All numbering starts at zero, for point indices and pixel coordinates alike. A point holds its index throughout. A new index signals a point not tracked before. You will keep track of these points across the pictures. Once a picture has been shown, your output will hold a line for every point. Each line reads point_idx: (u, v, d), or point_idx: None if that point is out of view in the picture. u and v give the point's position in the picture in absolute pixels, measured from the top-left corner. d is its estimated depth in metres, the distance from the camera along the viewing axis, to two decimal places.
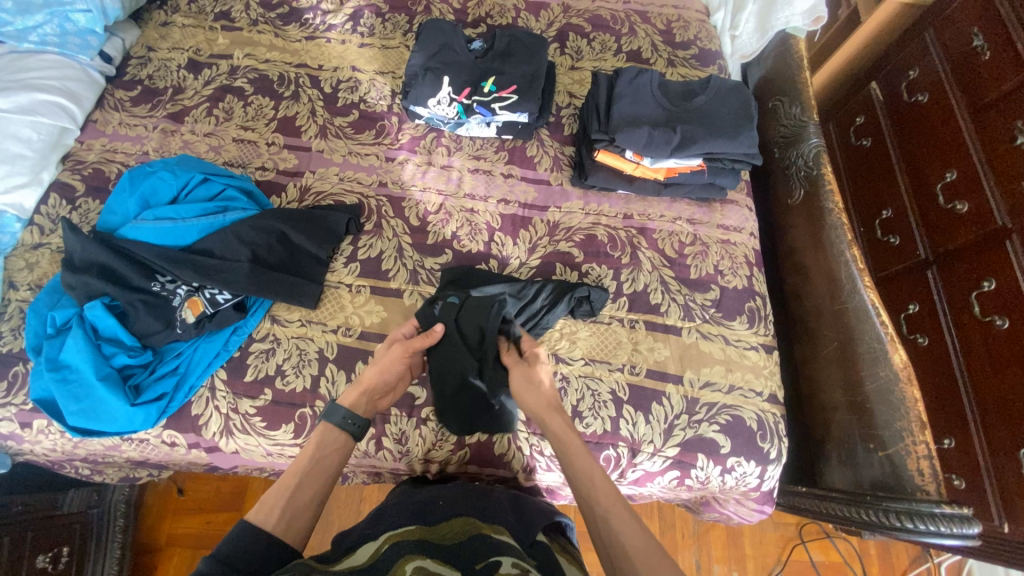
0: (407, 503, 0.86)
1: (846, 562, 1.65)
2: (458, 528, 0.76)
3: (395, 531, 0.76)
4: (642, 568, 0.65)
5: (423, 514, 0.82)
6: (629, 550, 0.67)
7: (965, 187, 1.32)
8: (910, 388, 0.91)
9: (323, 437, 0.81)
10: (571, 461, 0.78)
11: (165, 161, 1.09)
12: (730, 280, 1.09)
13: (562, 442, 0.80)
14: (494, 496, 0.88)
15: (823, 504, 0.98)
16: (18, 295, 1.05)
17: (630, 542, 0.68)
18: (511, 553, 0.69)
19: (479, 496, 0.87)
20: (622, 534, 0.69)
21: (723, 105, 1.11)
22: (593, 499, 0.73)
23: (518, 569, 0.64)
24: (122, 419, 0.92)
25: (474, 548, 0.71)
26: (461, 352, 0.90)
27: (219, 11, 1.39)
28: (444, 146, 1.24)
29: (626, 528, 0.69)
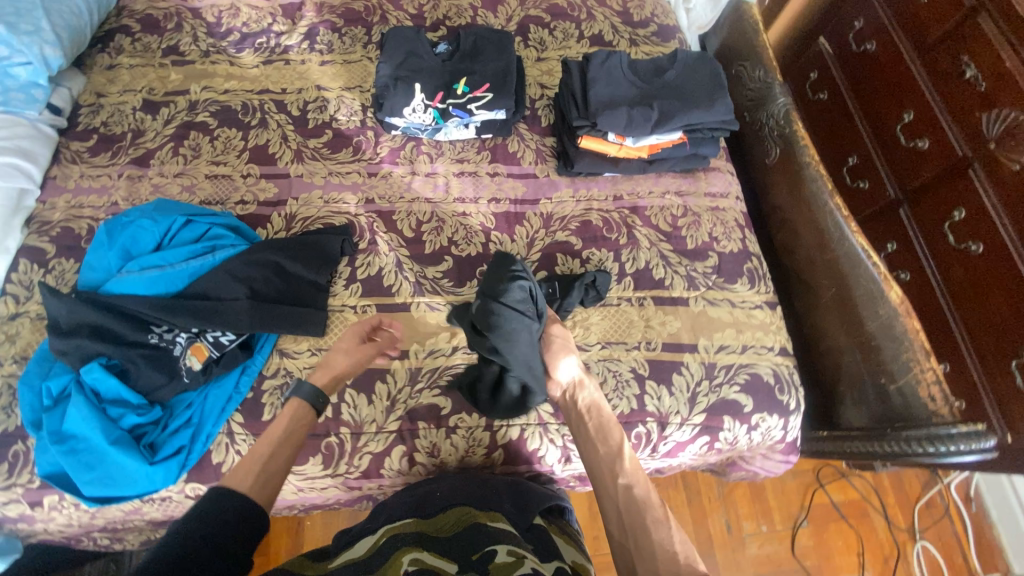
0: (408, 497, 0.87)
1: (864, 498, 1.73)
2: (455, 519, 0.78)
3: (393, 525, 0.78)
4: (657, 537, 0.72)
5: (419, 506, 0.83)
6: (650, 523, 0.74)
7: (924, 125, 1.37)
8: (910, 320, 0.96)
9: (296, 411, 0.86)
10: (605, 434, 0.84)
11: (141, 209, 1.05)
12: (726, 245, 1.12)
13: (599, 415, 0.86)
14: (493, 483, 0.89)
15: (845, 444, 1.03)
16: (3, 370, 0.99)
17: (649, 510, 0.75)
18: (507, 542, 0.73)
19: (480, 485, 0.87)
20: (644, 508, 0.75)
21: (694, 77, 1.13)
22: (620, 471, 0.79)
23: (513, 556, 0.68)
24: (143, 480, 0.89)
25: (474, 537, 0.74)
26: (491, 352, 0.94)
27: (166, 46, 1.33)
28: (425, 153, 1.23)
29: (649, 501, 0.76)
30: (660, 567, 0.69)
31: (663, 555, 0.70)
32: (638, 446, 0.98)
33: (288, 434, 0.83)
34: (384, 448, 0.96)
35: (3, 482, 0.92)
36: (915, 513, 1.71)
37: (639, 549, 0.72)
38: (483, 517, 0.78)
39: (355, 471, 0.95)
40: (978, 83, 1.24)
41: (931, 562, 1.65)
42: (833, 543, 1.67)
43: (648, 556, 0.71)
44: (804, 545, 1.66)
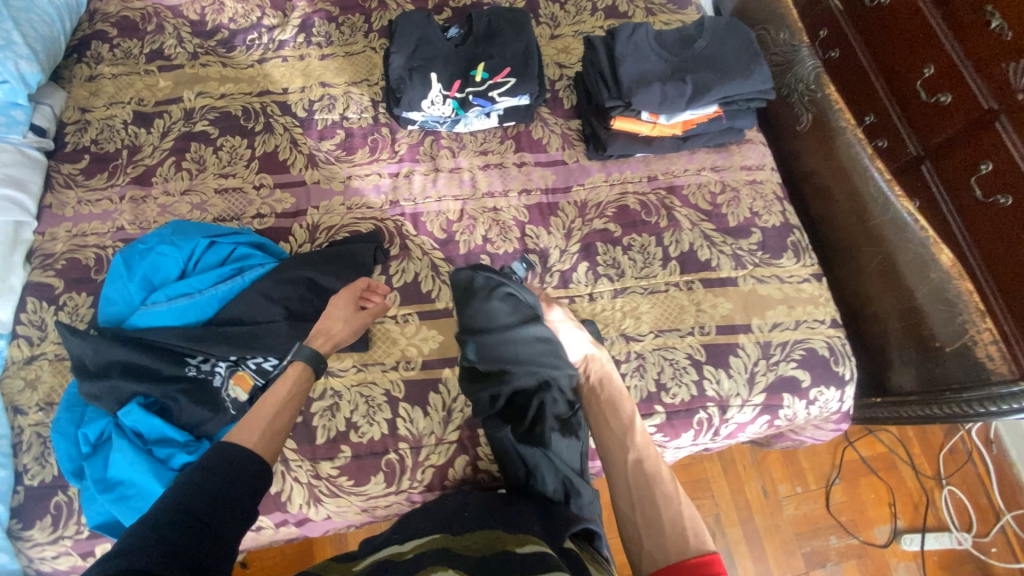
0: (450, 505, 0.84)
1: (892, 450, 1.74)
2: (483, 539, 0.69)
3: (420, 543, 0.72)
4: (666, 513, 0.69)
5: (447, 524, 0.77)
6: (660, 498, 0.71)
7: (944, 78, 1.29)
8: (964, 282, 0.95)
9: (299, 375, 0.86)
10: (615, 406, 0.83)
11: (159, 234, 0.98)
12: (767, 219, 1.10)
13: (608, 387, 0.85)
14: (519, 509, 0.77)
15: (901, 410, 1.04)
16: (29, 419, 0.92)
17: (657, 486, 0.72)
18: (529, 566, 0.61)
19: (502, 510, 0.78)
20: (655, 482, 0.72)
21: (724, 46, 1.08)
22: (630, 446, 0.77)
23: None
24: None
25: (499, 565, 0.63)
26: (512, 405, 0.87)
27: (150, 50, 1.23)
28: (446, 147, 1.17)
29: (660, 476, 0.73)
30: (669, 543, 0.66)
31: (671, 531, 0.67)
32: (700, 432, 0.97)
33: (290, 397, 0.82)
34: (447, 459, 0.93)
35: (49, 536, 0.87)
36: (940, 460, 1.74)
37: (647, 522, 0.68)
38: (513, 544, 0.67)
39: (418, 486, 0.93)
40: (1003, 31, 1.15)
41: (958, 506, 1.69)
42: (865, 497, 1.69)
43: (655, 532, 0.67)
44: (838, 502, 1.67)
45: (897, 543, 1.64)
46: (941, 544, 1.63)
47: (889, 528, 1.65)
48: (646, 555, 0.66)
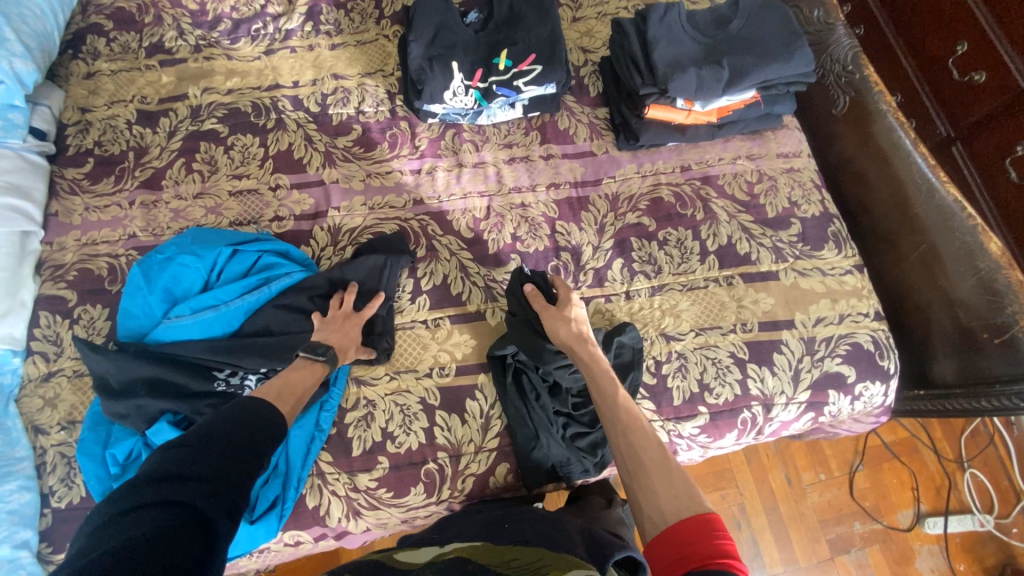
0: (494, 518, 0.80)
1: (914, 435, 1.72)
2: (527, 555, 0.63)
3: (464, 547, 0.68)
4: (660, 482, 0.66)
5: (490, 535, 0.73)
6: (650, 465, 0.68)
7: (979, 57, 1.23)
8: (1014, 272, 0.93)
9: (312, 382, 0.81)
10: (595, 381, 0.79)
11: (178, 242, 0.93)
12: (807, 209, 1.06)
13: (592, 359, 0.81)
14: (564, 528, 0.74)
15: (947, 403, 1.01)
16: (52, 439, 0.89)
17: (645, 453, 0.69)
18: None
19: (546, 527, 0.73)
20: (642, 454, 0.69)
21: (763, 26, 1.02)
22: (615, 419, 0.74)
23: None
24: (244, 540, 0.82)
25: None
26: (530, 414, 0.89)
27: (149, 44, 1.16)
28: (469, 141, 1.11)
29: (648, 445, 0.70)
30: (665, 508, 0.63)
31: (664, 493, 0.64)
32: (744, 431, 0.95)
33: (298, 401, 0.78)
34: (487, 468, 0.90)
35: None
36: (962, 442, 1.70)
37: (643, 491, 0.66)
38: (558, 565, 0.60)
39: (459, 495, 0.90)
40: None
41: (980, 488, 1.66)
42: (887, 481, 1.66)
43: (649, 498, 0.65)
44: (861, 487, 1.65)
45: (919, 526, 1.62)
46: (964, 526, 1.61)
47: (912, 512, 1.63)
48: (647, 523, 0.63)
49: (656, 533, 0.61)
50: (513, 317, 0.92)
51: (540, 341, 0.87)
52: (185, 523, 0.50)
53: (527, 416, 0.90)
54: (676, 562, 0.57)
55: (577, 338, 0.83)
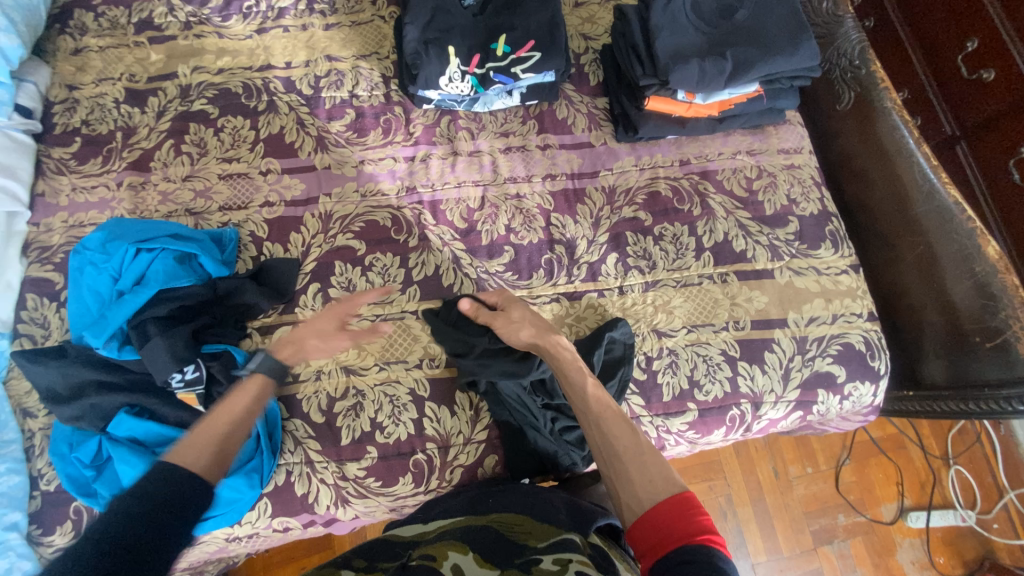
0: (466, 496, 0.81)
1: (901, 432, 1.73)
2: (507, 522, 0.69)
3: (449, 522, 0.72)
4: (633, 466, 0.66)
5: (472, 509, 0.76)
6: (622, 452, 0.68)
7: (990, 54, 1.20)
8: (1008, 277, 0.91)
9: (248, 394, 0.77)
10: (563, 374, 0.79)
11: (84, 247, 0.87)
12: (805, 207, 1.04)
13: (555, 357, 0.81)
14: (548, 495, 0.77)
15: (934, 404, 1.02)
16: (39, 423, 0.89)
17: (618, 439, 0.70)
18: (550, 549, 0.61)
19: (530, 497, 0.75)
20: (614, 439, 0.70)
21: (768, 16, 1.00)
22: (586, 410, 0.75)
23: (558, 565, 0.57)
24: (231, 498, 0.82)
25: (515, 547, 0.63)
26: (520, 423, 0.89)
27: (138, 19, 1.12)
28: (464, 128, 1.09)
29: (619, 431, 0.71)
30: (639, 491, 0.64)
31: (638, 478, 0.65)
32: (732, 428, 0.95)
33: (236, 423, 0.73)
34: (476, 459, 0.91)
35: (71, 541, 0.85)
36: (949, 440, 1.73)
37: (618, 476, 0.67)
38: (537, 533, 0.66)
39: (447, 485, 0.91)
40: None
41: (964, 485, 1.68)
42: (873, 476, 1.69)
43: (626, 484, 0.65)
44: (847, 482, 1.67)
45: (902, 520, 1.64)
46: (946, 521, 1.63)
47: (896, 506, 1.66)
48: (626, 509, 0.64)
49: (637, 518, 0.62)
50: (458, 350, 0.90)
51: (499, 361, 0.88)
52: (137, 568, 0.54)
53: (516, 427, 0.89)
54: (655, 546, 0.59)
55: (540, 330, 0.84)
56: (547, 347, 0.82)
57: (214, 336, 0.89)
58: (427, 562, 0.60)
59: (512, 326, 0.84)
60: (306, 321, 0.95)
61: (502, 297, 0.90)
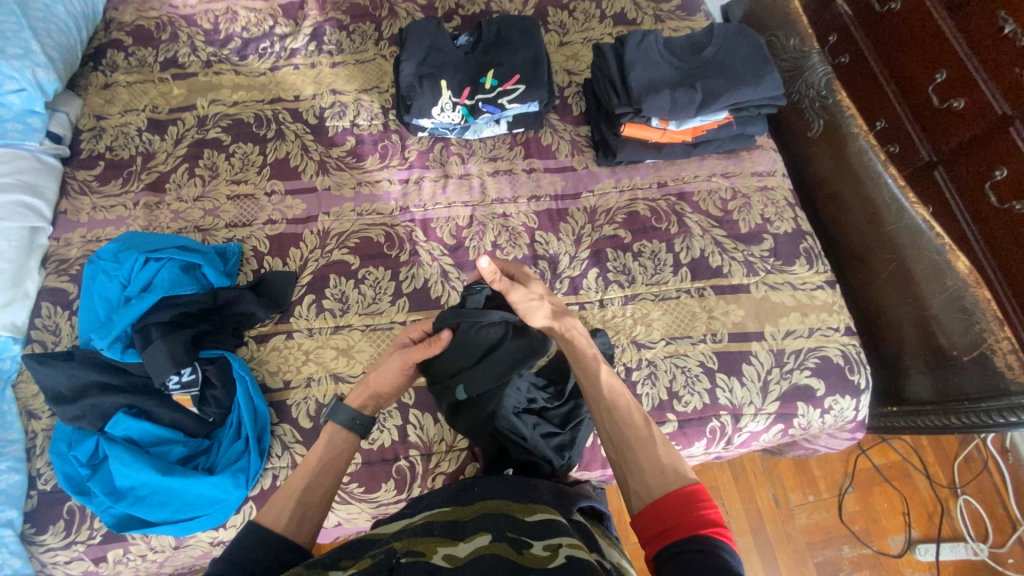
0: (448, 488, 0.79)
1: (905, 459, 1.69)
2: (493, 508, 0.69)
3: (432, 512, 0.71)
4: (644, 456, 0.66)
5: (455, 497, 0.75)
6: (635, 441, 0.67)
7: (958, 84, 1.27)
8: (980, 290, 0.94)
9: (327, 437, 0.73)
10: (579, 360, 0.74)
11: (98, 257, 0.94)
12: (779, 225, 1.09)
13: (569, 343, 0.76)
14: (533, 482, 0.78)
15: (919, 419, 1.02)
16: (42, 424, 0.93)
17: (631, 430, 0.68)
18: (545, 532, 0.63)
19: (514, 481, 0.76)
20: (627, 427, 0.69)
21: (735, 51, 1.08)
22: (598, 396, 0.72)
23: (550, 550, 0.58)
24: (217, 497, 0.84)
25: (503, 524, 0.65)
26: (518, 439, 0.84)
27: (164, 58, 1.25)
28: (455, 154, 1.17)
29: (631, 420, 0.69)
30: (649, 481, 0.64)
31: (650, 468, 0.65)
32: (713, 441, 0.96)
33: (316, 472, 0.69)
34: (458, 466, 0.93)
35: (62, 541, 0.87)
36: (955, 468, 1.68)
37: (627, 465, 0.66)
38: (523, 511, 0.69)
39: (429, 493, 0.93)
40: (1017, 36, 1.14)
41: (974, 516, 1.62)
42: (878, 506, 1.63)
43: (636, 473, 0.65)
44: (851, 511, 1.62)
45: (911, 553, 1.58)
46: (956, 554, 1.57)
47: (903, 538, 1.60)
48: (633, 497, 0.64)
49: (644, 507, 0.62)
50: (480, 351, 0.81)
51: (524, 351, 0.81)
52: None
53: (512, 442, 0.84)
54: (657, 535, 0.59)
55: (557, 311, 0.77)
56: (562, 331, 0.76)
57: (213, 341, 0.94)
58: (417, 559, 0.57)
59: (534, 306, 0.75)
60: (301, 330, 1.00)
61: (520, 271, 0.82)
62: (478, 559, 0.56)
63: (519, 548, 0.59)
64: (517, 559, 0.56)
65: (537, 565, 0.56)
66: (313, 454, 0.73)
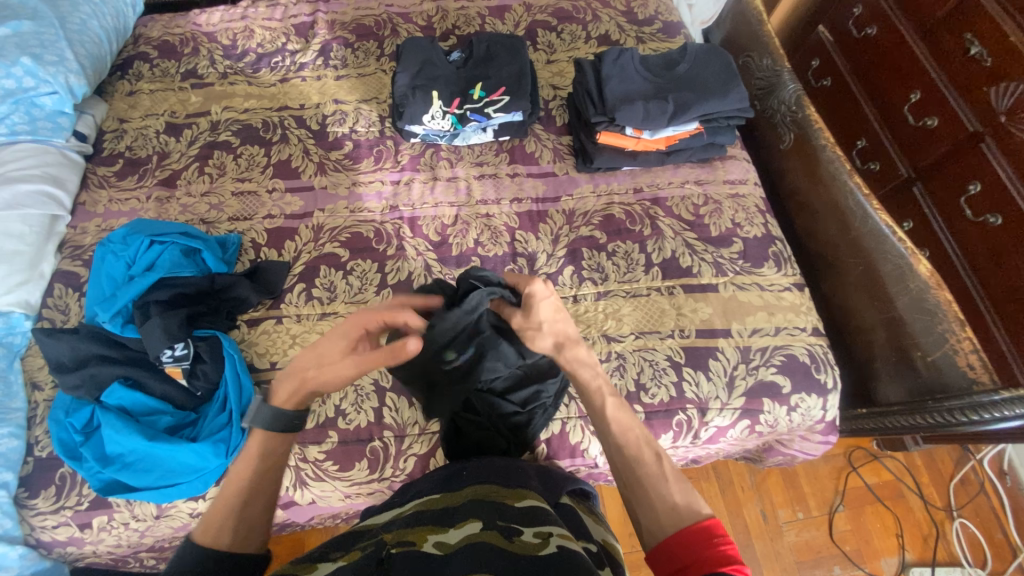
0: (436, 476, 0.82)
1: (899, 479, 1.63)
2: (482, 493, 0.71)
3: (421, 501, 0.73)
4: (655, 494, 0.68)
5: (445, 485, 0.77)
6: (646, 479, 0.70)
7: (932, 103, 1.32)
8: (942, 292, 0.96)
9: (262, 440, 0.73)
10: (588, 397, 0.76)
11: (108, 241, 1.03)
12: (749, 230, 1.13)
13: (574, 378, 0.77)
14: (520, 467, 0.83)
15: (887, 420, 1.03)
16: (44, 395, 1.00)
17: (643, 467, 0.71)
18: (535, 519, 0.66)
19: (501, 466, 0.80)
20: (637, 465, 0.71)
21: (706, 69, 1.16)
22: (609, 433, 0.75)
23: (540, 538, 0.61)
24: (198, 465, 0.89)
25: (493, 510, 0.68)
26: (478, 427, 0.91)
27: (185, 70, 1.37)
28: (445, 159, 1.25)
29: (642, 457, 0.72)
30: (662, 517, 0.66)
31: (662, 506, 0.67)
32: (680, 434, 0.98)
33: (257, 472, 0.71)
34: (429, 449, 0.96)
35: (51, 506, 0.92)
36: (951, 489, 1.62)
37: (637, 501, 0.69)
38: (511, 496, 0.72)
39: (401, 474, 0.96)
40: (983, 58, 1.20)
41: (971, 541, 1.56)
42: (870, 525, 1.57)
43: (648, 512, 0.68)
44: (842, 530, 1.56)
45: None
46: None
47: (897, 560, 1.53)
48: (646, 532, 0.67)
49: (657, 544, 0.64)
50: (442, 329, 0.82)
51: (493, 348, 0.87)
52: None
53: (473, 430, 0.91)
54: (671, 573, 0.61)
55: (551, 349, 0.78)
56: (569, 367, 0.77)
57: (206, 322, 1.01)
58: (409, 548, 0.59)
59: (530, 336, 0.76)
60: (290, 315, 1.06)
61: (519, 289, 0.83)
62: (469, 547, 0.58)
63: (510, 536, 0.61)
64: (508, 546, 0.59)
65: (527, 551, 0.58)
66: (243, 457, 0.72)
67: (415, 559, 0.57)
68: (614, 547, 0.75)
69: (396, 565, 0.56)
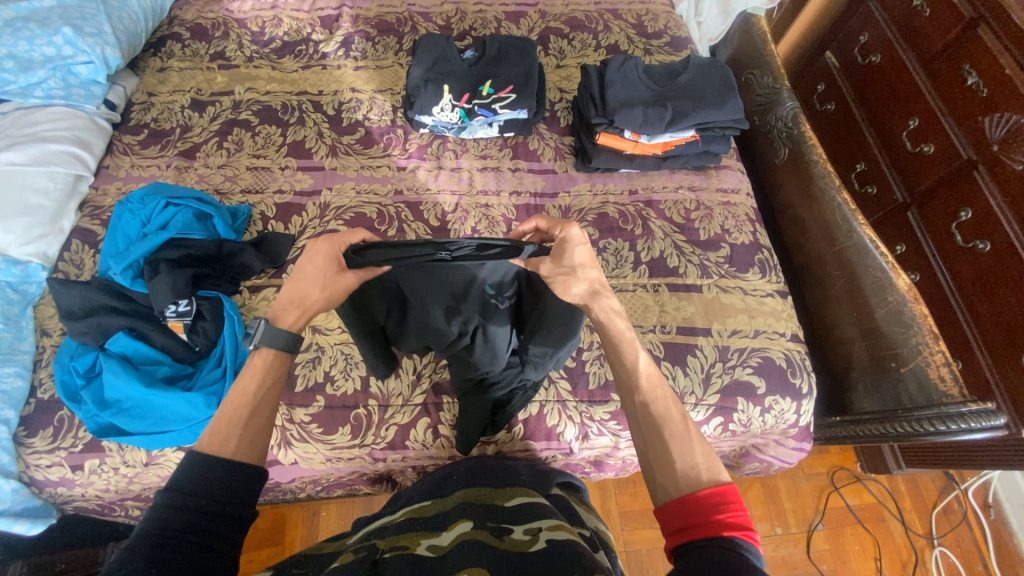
0: (426, 482, 0.86)
1: (881, 504, 1.55)
2: (472, 497, 0.75)
3: (412, 508, 0.77)
4: (677, 452, 0.68)
5: (436, 490, 0.81)
6: (669, 437, 0.69)
7: (930, 130, 1.35)
8: (918, 305, 0.99)
9: (268, 360, 0.76)
10: (618, 351, 0.77)
11: (126, 200, 1.10)
12: (737, 236, 1.17)
13: (605, 329, 0.78)
14: (511, 465, 0.88)
15: (858, 427, 1.08)
16: (52, 340, 1.05)
17: (669, 425, 0.70)
18: (524, 516, 0.69)
19: (490, 468, 0.85)
20: (664, 423, 0.70)
21: (706, 80, 1.22)
22: (636, 389, 0.74)
23: (531, 535, 0.64)
24: (190, 414, 0.94)
25: (483, 511, 0.71)
26: (475, 411, 0.97)
27: (214, 52, 1.45)
28: (451, 150, 1.31)
29: (669, 418, 0.71)
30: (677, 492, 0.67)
31: (681, 469, 0.67)
32: None
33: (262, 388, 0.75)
34: (410, 420, 1.00)
35: (48, 445, 0.97)
36: (933, 518, 1.53)
37: (658, 457, 0.69)
38: (502, 497, 0.75)
39: (382, 442, 1.00)
40: (979, 88, 1.23)
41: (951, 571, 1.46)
42: (848, 548, 1.49)
43: (667, 472, 0.67)
44: (819, 549, 1.48)
45: None
46: None
47: None
48: (659, 488, 0.67)
49: (669, 501, 0.65)
50: (452, 290, 0.85)
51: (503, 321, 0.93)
52: (207, 560, 0.61)
53: (472, 412, 0.97)
54: (677, 530, 0.63)
55: None
56: (599, 318, 0.78)
57: (210, 284, 1.06)
58: (402, 551, 0.63)
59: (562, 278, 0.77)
60: None
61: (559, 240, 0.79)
62: (463, 543, 0.62)
63: (501, 534, 0.64)
64: (499, 543, 0.62)
65: (517, 549, 0.61)
66: (247, 371, 0.75)
67: (405, 561, 0.60)
68: (605, 534, 0.79)
69: (388, 566, 0.60)
